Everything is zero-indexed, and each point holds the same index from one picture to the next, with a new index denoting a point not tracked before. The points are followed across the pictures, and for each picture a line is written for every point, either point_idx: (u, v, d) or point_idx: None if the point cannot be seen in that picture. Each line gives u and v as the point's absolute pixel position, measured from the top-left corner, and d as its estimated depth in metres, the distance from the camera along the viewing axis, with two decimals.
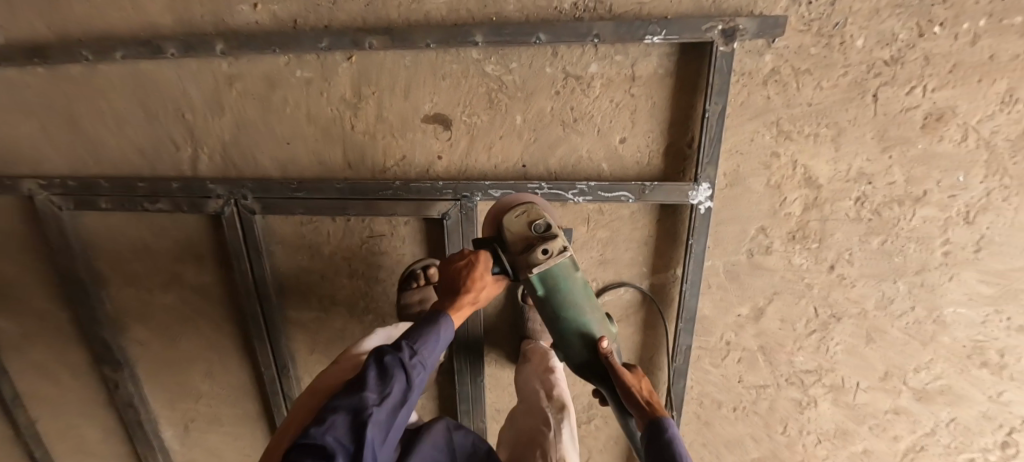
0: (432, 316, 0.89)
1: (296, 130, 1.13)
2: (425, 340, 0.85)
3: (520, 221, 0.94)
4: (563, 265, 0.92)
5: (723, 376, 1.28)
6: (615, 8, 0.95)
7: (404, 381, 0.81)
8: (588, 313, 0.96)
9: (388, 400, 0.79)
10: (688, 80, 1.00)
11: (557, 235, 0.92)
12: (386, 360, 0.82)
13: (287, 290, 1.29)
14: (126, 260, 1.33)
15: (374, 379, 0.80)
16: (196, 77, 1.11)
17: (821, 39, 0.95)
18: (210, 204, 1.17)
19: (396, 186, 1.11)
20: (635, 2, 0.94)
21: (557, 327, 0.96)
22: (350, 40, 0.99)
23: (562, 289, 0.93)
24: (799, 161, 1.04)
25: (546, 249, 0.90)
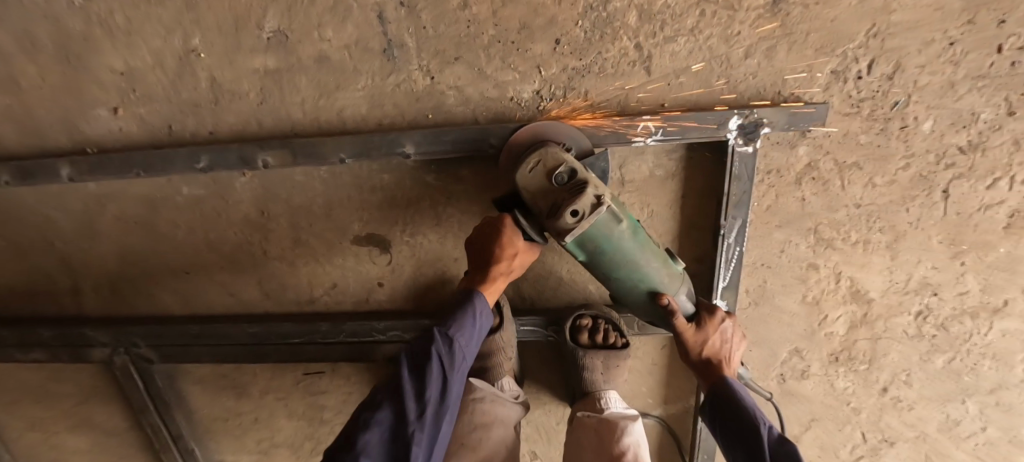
0: (464, 298, 0.68)
1: (195, 259, 0.87)
2: (462, 325, 0.65)
3: (536, 176, 0.61)
4: (599, 226, 0.60)
5: None
6: (593, 96, 0.70)
7: (444, 378, 0.63)
8: (639, 255, 0.63)
9: (434, 407, 0.61)
10: (697, 182, 0.75)
11: (584, 188, 0.58)
12: (421, 355, 0.63)
13: (213, 436, 1.03)
14: (18, 406, 1.06)
15: (412, 381, 0.61)
16: (56, 199, 0.83)
17: (873, 123, 0.70)
18: (96, 352, 0.88)
19: (325, 328, 0.86)
20: (619, 88, 0.70)
21: (605, 281, 0.67)
22: (237, 157, 0.73)
23: (607, 242, 0.61)
24: (844, 272, 0.81)
25: (574, 211, 0.57)
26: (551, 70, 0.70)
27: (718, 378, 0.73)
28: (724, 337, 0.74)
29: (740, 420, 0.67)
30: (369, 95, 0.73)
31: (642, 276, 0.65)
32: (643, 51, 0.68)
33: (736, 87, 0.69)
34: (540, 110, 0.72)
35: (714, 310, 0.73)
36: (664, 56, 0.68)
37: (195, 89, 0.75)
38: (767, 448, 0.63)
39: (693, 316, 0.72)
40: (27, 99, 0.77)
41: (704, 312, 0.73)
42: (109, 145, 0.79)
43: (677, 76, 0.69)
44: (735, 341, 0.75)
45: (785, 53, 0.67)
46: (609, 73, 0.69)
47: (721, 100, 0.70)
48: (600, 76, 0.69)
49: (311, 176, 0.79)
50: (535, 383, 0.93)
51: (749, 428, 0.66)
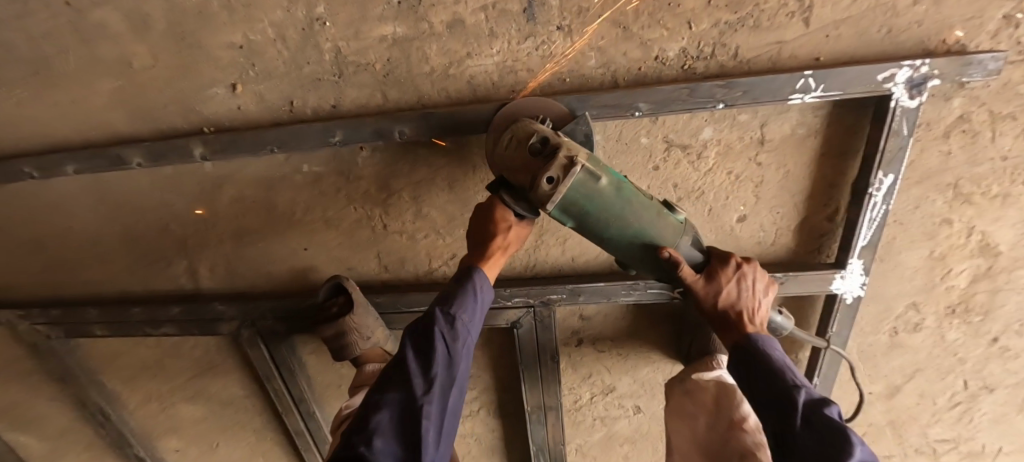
0: (465, 276, 0.66)
1: (314, 235, 0.88)
2: (462, 303, 0.64)
3: (513, 150, 0.62)
4: (593, 191, 0.57)
5: None
6: (743, 52, 0.67)
7: (449, 355, 0.61)
8: (645, 211, 0.60)
9: (438, 388, 0.59)
10: (841, 140, 0.73)
11: (559, 153, 0.56)
12: (423, 333, 0.62)
13: (331, 398, 1.09)
14: (141, 378, 1.11)
15: (413, 359, 0.60)
16: (175, 183, 0.84)
17: None
18: (222, 326, 0.95)
19: None
20: (773, 42, 0.66)
21: (616, 249, 0.63)
22: (373, 130, 0.73)
23: (617, 197, 0.58)
24: (976, 227, 0.80)
25: (549, 178, 0.56)
26: (700, 25, 0.66)
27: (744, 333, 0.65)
28: (756, 292, 0.67)
29: (769, 379, 0.59)
30: (502, 62, 0.70)
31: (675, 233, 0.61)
32: (803, 1, 0.64)
33: (896, 37, 0.66)
34: (683, 69, 0.69)
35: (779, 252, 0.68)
36: (825, 5, 0.64)
37: (318, 61, 0.72)
38: (801, 403, 0.55)
39: (700, 268, 0.66)
40: (144, 79, 0.75)
41: (715, 263, 0.66)
42: (229, 124, 0.78)
43: (836, 26, 0.65)
44: (766, 297, 0.68)
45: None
46: (763, 27, 0.65)
47: (880, 50, 0.66)
48: (752, 29, 0.66)
49: (434, 147, 0.77)
50: (648, 344, 0.95)
51: (783, 385, 0.58)
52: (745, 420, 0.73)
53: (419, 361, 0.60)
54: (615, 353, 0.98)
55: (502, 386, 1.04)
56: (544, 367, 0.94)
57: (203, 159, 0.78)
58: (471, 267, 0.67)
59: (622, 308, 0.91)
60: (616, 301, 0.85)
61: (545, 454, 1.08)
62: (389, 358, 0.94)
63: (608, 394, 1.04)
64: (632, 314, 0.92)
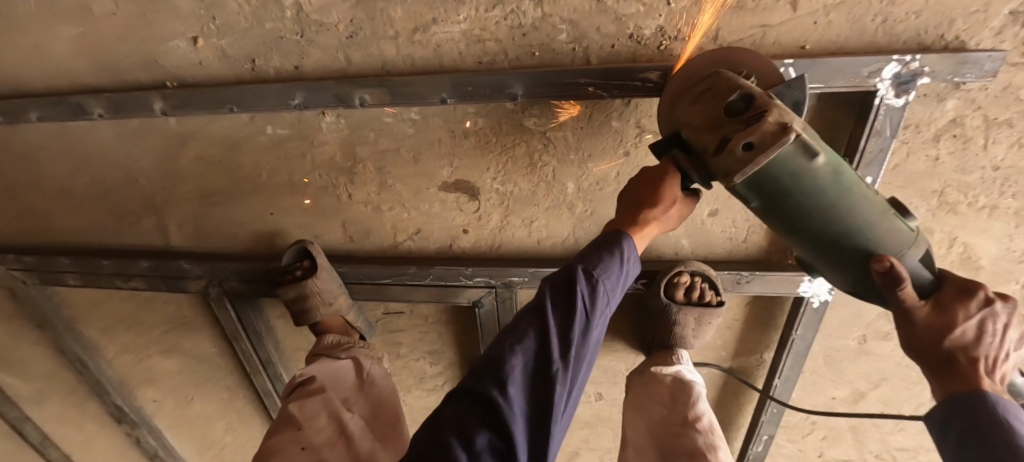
0: (610, 234, 0.58)
1: (278, 199, 0.86)
2: (607, 264, 0.55)
3: (706, 106, 0.52)
4: (782, 167, 0.47)
5: (802, 452, 1.08)
6: (724, 35, 0.63)
7: (585, 317, 0.54)
8: (833, 205, 0.48)
9: (574, 347, 0.53)
10: (824, 135, 0.69)
11: (763, 119, 0.46)
12: (569, 289, 0.54)
13: (297, 363, 1.10)
14: (114, 329, 1.13)
15: (553, 316, 0.53)
16: (139, 136, 0.83)
17: None
18: (189, 284, 0.95)
19: (411, 272, 0.86)
20: (756, 25, 0.62)
21: (809, 252, 0.52)
22: (333, 95, 0.71)
23: (793, 185, 0.47)
24: (959, 238, 0.76)
25: (748, 143, 0.46)
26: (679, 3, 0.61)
27: (970, 385, 0.47)
28: (981, 332, 0.48)
29: (995, 444, 0.43)
30: (470, 31, 0.66)
31: (831, 240, 0.50)
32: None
33: (891, 29, 0.61)
34: (659, 50, 0.65)
35: (965, 287, 0.50)
36: None
37: (280, 19, 0.69)
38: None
39: (926, 292, 0.51)
40: (105, 28, 0.73)
41: (953, 294, 0.50)
42: (191, 80, 0.76)
43: (826, 12, 0.60)
44: (997, 341, 0.48)
45: None
46: (747, 8, 0.61)
47: (871, 42, 0.62)
48: (735, 10, 0.61)
49: (399, 117, 0.74)
50: (613, 332, 0.94)
51: (1011, 458, 0.41)
52: (701, 420, 0.73)
53: (561, 321, 0.53)
54: None
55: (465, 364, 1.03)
56: None
57: (164, 113, 0.77)
58: (619, 233, 0.59)
59: None
60: None
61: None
62: (348, 329, 0.93)
63: None
64: None
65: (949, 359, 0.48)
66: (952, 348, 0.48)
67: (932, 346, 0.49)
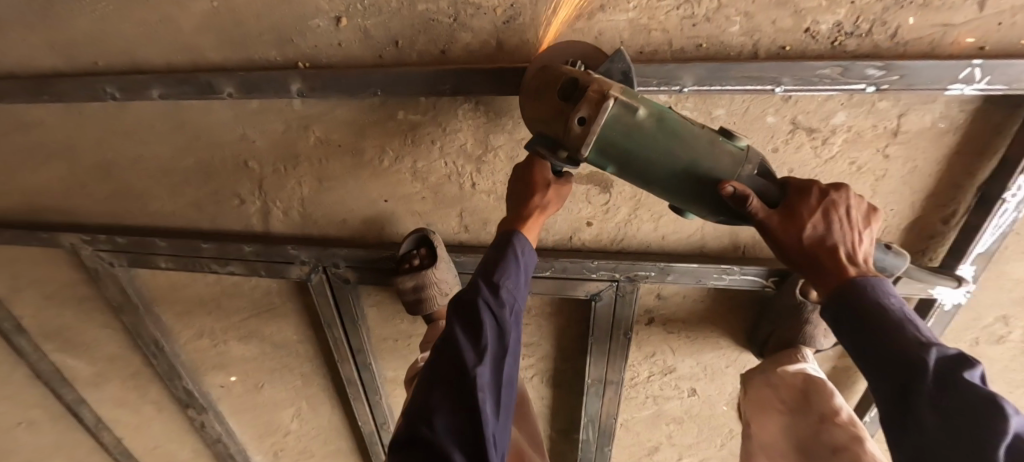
0: (502, 247, 0.68)
1: (398, 186, 0.85)
2: (504, 272, 0.66)
3: (533, 97, 0.57)
4: (624, 128, 0.50)
5: (885, 449, 1.10)
6: (903, 32, 0.62)
7: (497, 325, 0.63)
8: (693, 151, 0.52)
9: (487, 354, 0.60)
10: (984, 138, 0.68)
11: (586, 91, 0.50)
12: (469, 304, 0.63)
13: (386, 352, 1.09)
14: (196, 313, 1.11)
15: (462, 331, 0.61)
16: (259, 118, 0.80)
17: None
18: (293, 269, 0.94)
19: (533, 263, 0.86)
20: (939, 24, 0.61)
21: (675, 195, 0.55)
22: (490, 81, 0.68)
23: (654, 137, 0.51)
24: None
25: (580, 118, 0.50)
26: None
27: (843, 275, 0.53)
28: (854, 224, 0.54)
29: (883, 329, 0.50)
30: (637, 19, 0.64)
31: (691, 181, 0.53)
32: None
33: None
34: (834, 46, 0.63)
35: (806, 186, 0.55)
36: None
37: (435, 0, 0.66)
38: (930, 362, 0.46)
39: (779, 206, 0.55)
40: (241, 2, 0.69)
41: (795, 202, 0.54)
42: (326, 61, 0.73)
43: (1013, 14, 0.59)
44: (869, 231, 0.55)
45: None
46: (932, 7, 0.60)
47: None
48: (918, 8, 0.60)
49: None
50: (721, 328, 0.94)
51: (897, 335, 0.49)
52: (839, 415, 0.69)
53: (471, 336, 0.61)
54: (684, 335, 0.96)
55: (562, 357, 1.02)
56: (613, 340, 0.93)
57: (299, 95, 0.74)
58: (510, 233, 0.69)
59: (702, 291, 0.89)
60: (705, 284, 0.83)
61: (594, 426, 1.09)
62: None
63: (667, 374, 1.04)
64: (712, 298, 0.90)
65: (828, 260, 0.53)
66: (829, 252, 0.53)
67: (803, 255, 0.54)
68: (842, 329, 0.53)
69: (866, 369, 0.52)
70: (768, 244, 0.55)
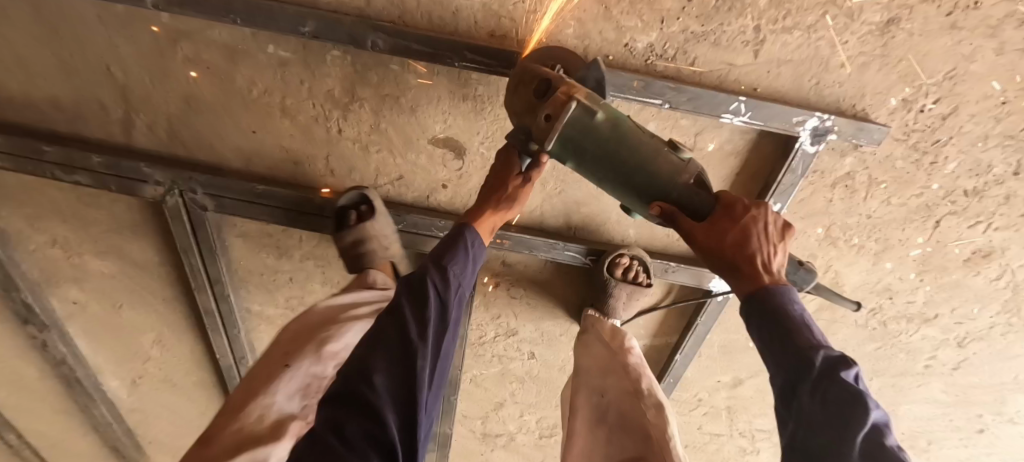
0: (460, 238, 0.70)
1: (264, 120, 0.88)
2: (453, 257, 0.67)
3: (518, 96, 0.67)
4: (585, 129, 0.60)
5: (685, 423, 1.29)
6: (699, 63, 0.75)
7: (441, 303, 0.63)
8: (645, 158, 0.61)
9: (429, 326, 0.60)
10: (755, 164, 0.86)
11: (557, 93, 0.60)
12: (415, 281, 0.63)
13: (249, 286, 1.07)
14: (44, 218, 1.04)
15: (407, 306, 0.61)
16: (122, 24, 0.78)
17: (912, 152, 0.80)
18: (147, 189, 0.92)
19: (388, 215, 0.93)
20: (725, 62, 0.75)
21: (615, 193, 0.66)
22: (347, 33, 0.74)
23: (619, 146, 0.61)
24: (833, 265, 0.97)
25: (548, 115, 0.60)
26: (668, 27, 0.72)
27: (758, 282, 0.59)
28: (769, 237, 0.61)
29: (789, 336, 0.54)
30: (487, 4, 0.72)
31: (630, 182, 0.63)
32: (759, 35, 0.72)
33: (820, 89, 0.77)
34: (643, 63, 0.76)
35: (729, 201, 0.63)
36: (775, 44, 0.73)
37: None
38: (818, 361, 0.49)
39: (703, 215, 0.63)
40: None
41: (721, 213, 0.62)
42: None
43: (778, 66, 0.75)
44: (784, 245, 0.61)
45: (874, 70, 0.73)
46: (721, 46, 0.73)
47: (805, 96, 0.78)
48: (711, 45, 0.73)
49: (406, 68, 0.79)
50: (555, 299, 1.07)
51: (798, 338, 0.53)
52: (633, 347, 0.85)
53: (415, 312, 0.61)
54: (525, 301, 1.08)
55: None
56: None
57: (156, 9, 0.73)
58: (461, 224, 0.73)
59: (540, 262, 1.01)
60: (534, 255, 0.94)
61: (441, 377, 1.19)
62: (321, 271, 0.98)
63: (510, 337, 1.16)
64: (549, 271, 1.02)
65: (734, 264, 0.61)
66: (740, 257, 0.60)
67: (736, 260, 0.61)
68: (756, 329, 0.58)
69: (768, 357, 0.56)
70: (695, 249, 0.64)
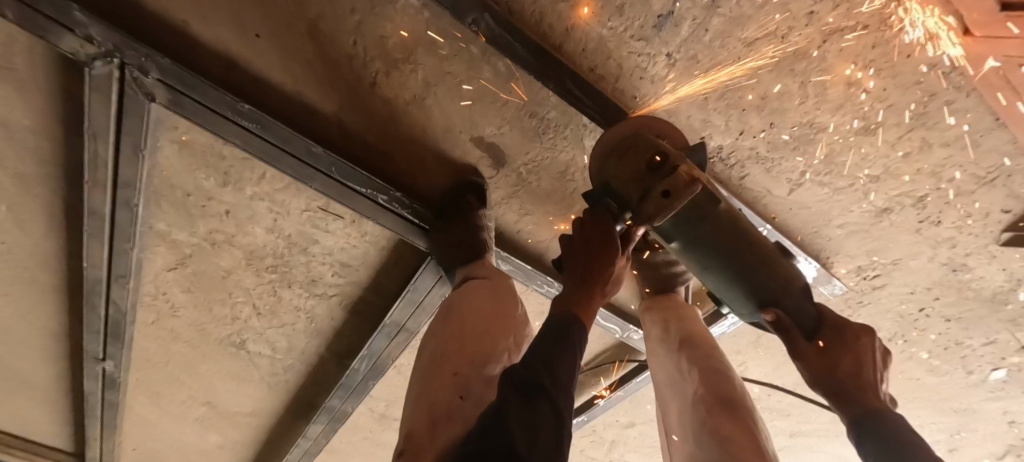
0: (565, 332, 0.55)
1: (275, 30, 0.66)
2: (565, 349, 0.53)
3: (625, 160, 0.66)
4: (701, 213, 0.61)
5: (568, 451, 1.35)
6: (747, 179, 0.79)
7: (557, 414, 0.48)
8: (760, 261, 0.63)
9: (545, 451, 0.45)
10: None
11: (678, 171, 0.60)
12: (522, 385, 0.47)
13: (163, 200, 0.88)
14: None
15: (518, 419, 0.45)
16: None
17: (845, 305, 0.96)
18: (66, 39, 0.60)
19: (394, 194, 0.80)
20: (766, 187, 0.80)
21: (721, 288, 0.67)
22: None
23: (735, 240, 0.62)
24: (745, 363, 1.12)
25: (666, 193, 0.60)
26: (745, 137, 0.74)
27: (867, 401, 0.64)
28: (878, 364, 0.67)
29: (893, 430, 0.60)
30: (605, 39, 0.65)
31: (743, 280, 0.64)
32: (802, 178, 0.78)
33: (820, 236, 0.86)
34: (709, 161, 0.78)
35: (836, 323, 0.68)
36: (808, 190, 0.80)
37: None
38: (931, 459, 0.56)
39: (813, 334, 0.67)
40: None
41: (828, 334, 0.67)
42: None
43: (799, 207, 0.82)
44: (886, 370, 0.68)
45: (857, 239, 0.85)
46: (771, 173, 0.78)
47: (802, 236, 0.86)
48: (765, 170, 0.78)
49: (486, 60, 0.67)
50: None
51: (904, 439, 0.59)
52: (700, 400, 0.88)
53: (528, 426, 0.45)
54: None
55: (359, 293, 0.96)
56: (429, 295, 0.90)
57: None
58: (555, 301, 0.61)
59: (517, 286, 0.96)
60: (528, 285, 0.94)
61: (373, 361, 1.02)
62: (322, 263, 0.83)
63: None
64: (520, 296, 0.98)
65: (845, 385, 0.65)
66: (850, 378, 0.65)
67: (849, 379, 0.65)
68: (857, 447, 0.62)
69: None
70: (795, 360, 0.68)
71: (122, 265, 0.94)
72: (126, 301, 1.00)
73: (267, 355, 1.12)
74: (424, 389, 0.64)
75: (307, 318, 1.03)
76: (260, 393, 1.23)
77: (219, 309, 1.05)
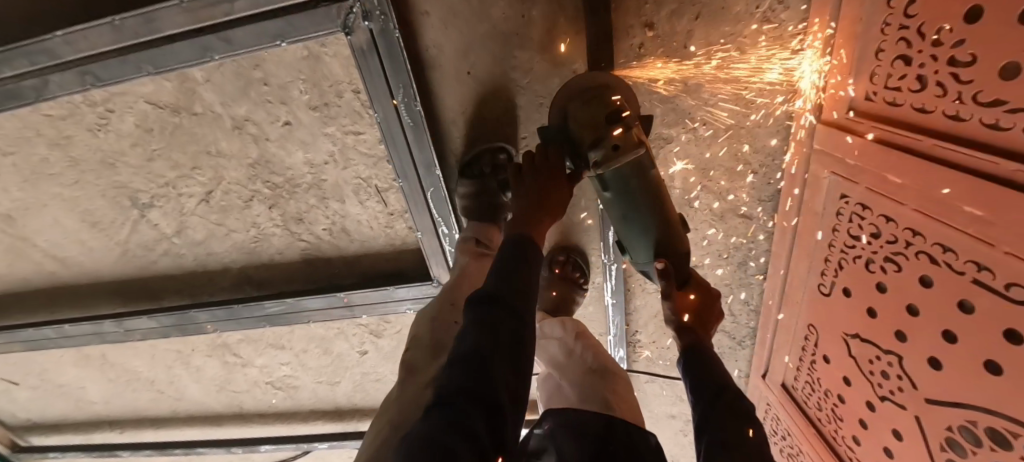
0: (520, 255, 0.60)
1: (485, 82, 0.80)
2: (511, 264, 0.58)
3: (583, 106, 0.68)
4: (641, 167, 0.68)
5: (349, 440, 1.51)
6: (634, 367, 1.17)
7: (516, 315, 0.53)
8: (667, 224, 0.71)
9: (498, 340, 0.50)
10: None
11: (630, 130, 0.65)
12: (481, 296, 0.55)
13: (222, 68, 0.82)
14: None
15: (478, 317, 0.53)
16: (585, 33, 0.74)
17: None
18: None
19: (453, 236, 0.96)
20: (637, 376, 1.19)
21: (630, 239, 0.75)
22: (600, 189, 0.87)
23: (651, 204, 0.70)
24: None
25: (616, 146, 0.65)
26: (653, 344, 1.11)
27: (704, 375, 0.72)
28: None
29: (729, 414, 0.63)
30: None
31: (648, 230, 0.72)
32: (656, 379, 1.18)
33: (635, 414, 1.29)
34: (628, 340, 1.10)
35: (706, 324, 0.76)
36: (649, 387, 1.21)
37: (669, 136, 0.81)
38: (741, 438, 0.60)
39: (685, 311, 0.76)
40: None
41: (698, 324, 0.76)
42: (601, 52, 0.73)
43: (642, 393, 1.23)
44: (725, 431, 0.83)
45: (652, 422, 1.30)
46: (650, 369, 1.16)
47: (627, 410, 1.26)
48: (646, 368, 1.16)
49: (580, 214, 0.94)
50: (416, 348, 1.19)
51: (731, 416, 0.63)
52: None
53: (488, 319, 0.52)
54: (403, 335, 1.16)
55: (332, 249, 1.04)
56: (400, 301, 1.07)
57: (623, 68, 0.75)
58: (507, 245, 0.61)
59: None
60: None
61: (286, 309, 1.10)
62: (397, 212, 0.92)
63: (369, 327, 1.15)
64: None
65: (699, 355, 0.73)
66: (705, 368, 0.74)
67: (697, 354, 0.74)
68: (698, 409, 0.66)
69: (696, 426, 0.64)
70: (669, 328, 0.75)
71: (109, 71, 0.82)
72: (57, 92, 0.85)
73: (167, 227, 1.05)
74: (438, 328, 0.69)
75: (254, 232, 1.04)
76: (108, 241, 1.10)
77: (161, 166, 0.96)
